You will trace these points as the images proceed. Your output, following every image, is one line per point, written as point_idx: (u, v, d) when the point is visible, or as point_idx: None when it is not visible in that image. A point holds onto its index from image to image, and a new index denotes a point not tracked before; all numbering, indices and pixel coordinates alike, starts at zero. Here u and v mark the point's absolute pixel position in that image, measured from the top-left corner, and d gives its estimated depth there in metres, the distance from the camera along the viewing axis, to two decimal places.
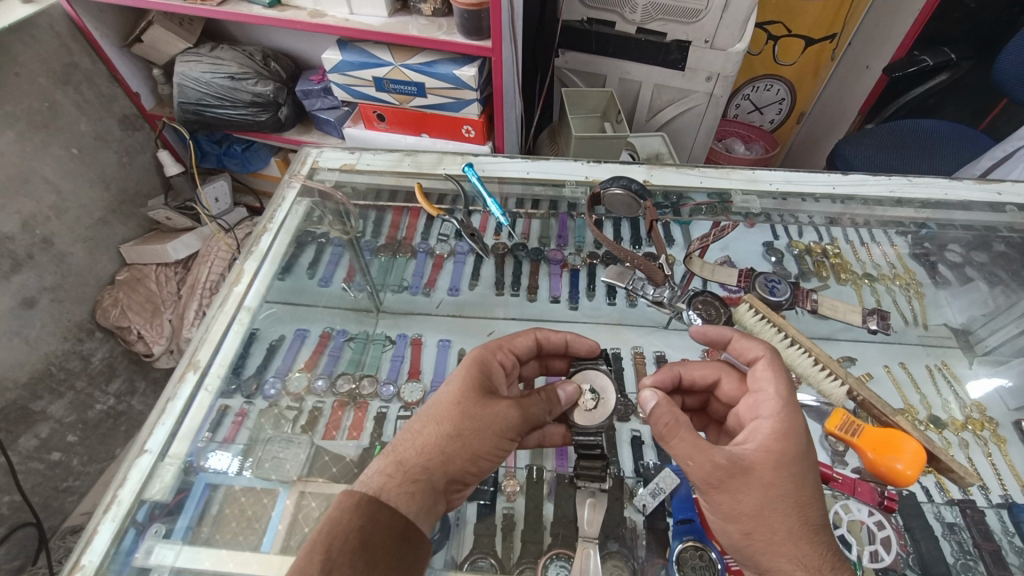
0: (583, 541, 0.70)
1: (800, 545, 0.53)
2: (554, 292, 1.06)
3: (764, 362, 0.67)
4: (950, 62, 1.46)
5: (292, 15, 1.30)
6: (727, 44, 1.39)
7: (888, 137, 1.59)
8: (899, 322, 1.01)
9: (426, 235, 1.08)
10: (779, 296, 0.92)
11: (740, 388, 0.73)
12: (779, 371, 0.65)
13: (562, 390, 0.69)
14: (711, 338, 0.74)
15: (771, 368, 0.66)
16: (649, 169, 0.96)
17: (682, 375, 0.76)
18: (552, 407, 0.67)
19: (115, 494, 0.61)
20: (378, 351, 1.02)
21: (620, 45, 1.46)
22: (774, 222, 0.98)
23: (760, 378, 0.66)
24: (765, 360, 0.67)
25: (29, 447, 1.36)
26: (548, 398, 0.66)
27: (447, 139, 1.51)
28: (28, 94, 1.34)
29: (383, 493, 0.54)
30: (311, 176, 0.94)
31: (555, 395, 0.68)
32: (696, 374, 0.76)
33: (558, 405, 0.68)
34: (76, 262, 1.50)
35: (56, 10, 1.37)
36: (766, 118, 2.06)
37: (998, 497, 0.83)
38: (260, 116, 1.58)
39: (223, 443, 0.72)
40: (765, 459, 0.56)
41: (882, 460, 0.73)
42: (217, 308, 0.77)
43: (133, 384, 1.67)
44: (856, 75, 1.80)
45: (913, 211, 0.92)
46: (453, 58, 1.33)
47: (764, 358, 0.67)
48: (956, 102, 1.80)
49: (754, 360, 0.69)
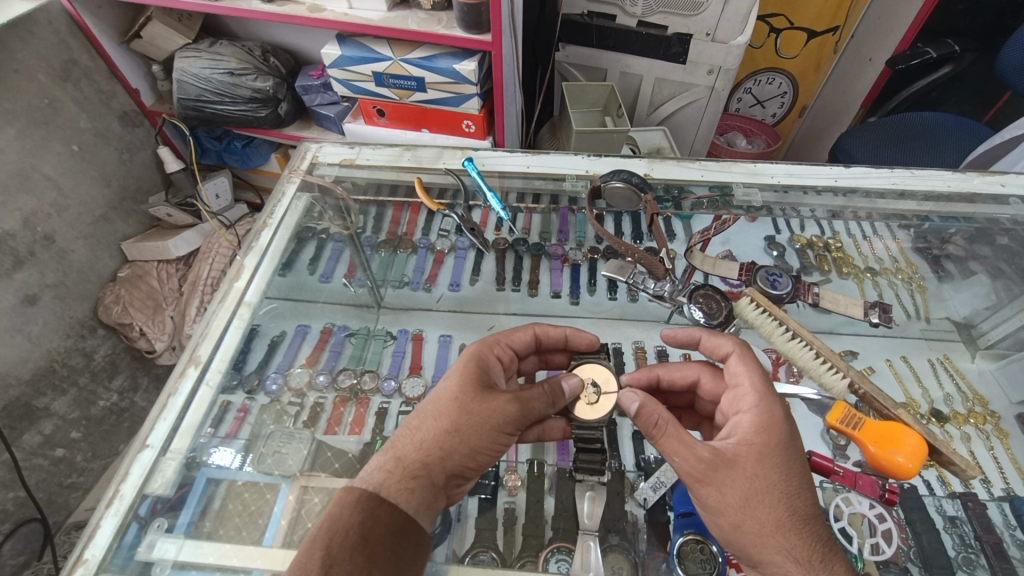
0: (583, 535, 0.71)
1: (789, 535, 0.53)
2: (554, 287, 1.05)
3: (735, 357, 0.67)
4: (953, 54, 1.45)
5: (291, 9, 1.30)
6: (729, 37, 1.38)
7: (890, 130, 1.58)
8: (901, 316, 1.01)
9: (427, 231, 1.07)
10: (780, 289, 0.92)
11: (718, 386, 0.72)
12: (752, 363, 0.66)
13: (565, 382, 0.69)
14: (684, 340, 0.76)
15: (743, 361, 0.66)
16: (650, 163, 0.96)
17: (662, 377, 0.77)
18: (553, 400, 0.66)
19: (117, 489, 0.61)
20: (379, 347, 1.01)
21: (621, 38, 1.45)
22: (775, 215, 0.99)
23: (735, 373, 0.66)
24: (736, 355, 0.67)
25: (33, 443, 1.36)
26: (548, 390, 0.66)
27: (448, 134, 1.51)
28: (27, 91, 1.34)
29: (383, 489, 0.54)
30: (310, 171, 0.94)
31: (558, 387, 0.67)
32: (676, 376, 0.76)
33: (563, 398, 0.68)
34: (77, 259, 1.50)
35: (55, 6, 1.37)
36: (767, 112, 2.05)
37: (1000, 490, 0.83)
38: (260, 112, 1.58)
39: (226, 438, 0.73)
40: (747, 452, 0.56)
41: (883, 454, 0.72)
42: (217, 303, 0.77)
43: (135, 381, 1.68)
44: (858, 68, 1.78)
45: (915, 204, 0.92)
46: (453, 51, 1.32)
47: (734, 353, 0.68)
48: (960, 94, 1.78)
49: (726, 356, 0.69)
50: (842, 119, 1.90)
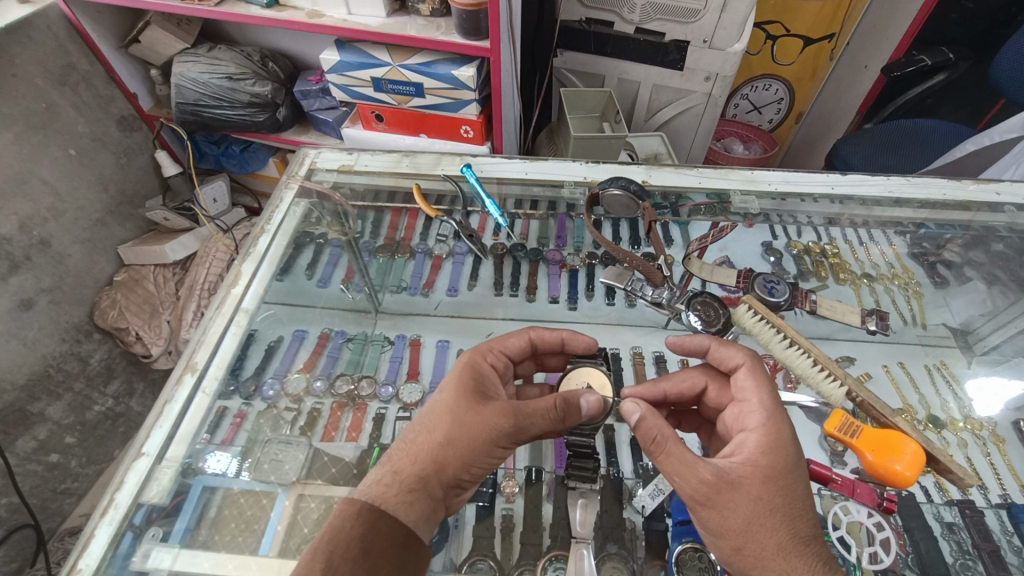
0: (576, 542, 0.69)
1: (791, 558, 0.52)
2: (553, 293, 1.05)
3: (745, 371, 0.67)
4: (948, 62, 1.46)
5: (290, 15, 1.30)
6: (726, 44, 1.39)
7: (886, 137, 1.59)
8: (897, 322, 1.01)
9: (425, 236, 1.08)
10: (778, 296, 0.92)
11: (725, 396, 0.73)
12: (761, 378, 0.66)
13: (583, 397, 0.65)
14: (690, 348, 0.75)
15: (752, 375, 0.66)
16: (648, 170, 0.97)
17: (668, 391, 0.76)
18: (559, 418, 0.63)
19: (112, 497, 0.61)
20: (377, 352, 1.00)
21: (619, 45, 1.46)
22: (773, 222, 0.99)
23: (743, 388, 0.66)
24: (746, 368, 0.67)
25: (27, 449, 1.35)
26: (550, 408, 0.62)
27: (447, 139, 1.51)
28: (25, 95, 1.34)
29: (381, 502, 0.54)
30: (309, 177, 0.94)
31: (573, 402, 0.64)
32: (682, 387, 0.76)
33: (575, 416, 0.64)
34: (73, 262, 1.50)
35: (53, 11, 1.37)
36: (765, 118, 2.06)
37: (998, 497, 0.83)
38: (258, 116, 1.58)
39: (223, 444, 0.73)
40: (752, 474, 0.56)
41: (881, 462, 0.72)
42: (214, 309, 0.77)
43: (131, 386, 1.67)
44: (855, 75, 1.79)
45: (912, 211, 0.93)
46: (452, 57, 1.33)
47: (745, 366, 0.68)
48: (954, 101, 1.80)
49: (735, 368, 0.69)
50: (840, 124, 1.91)
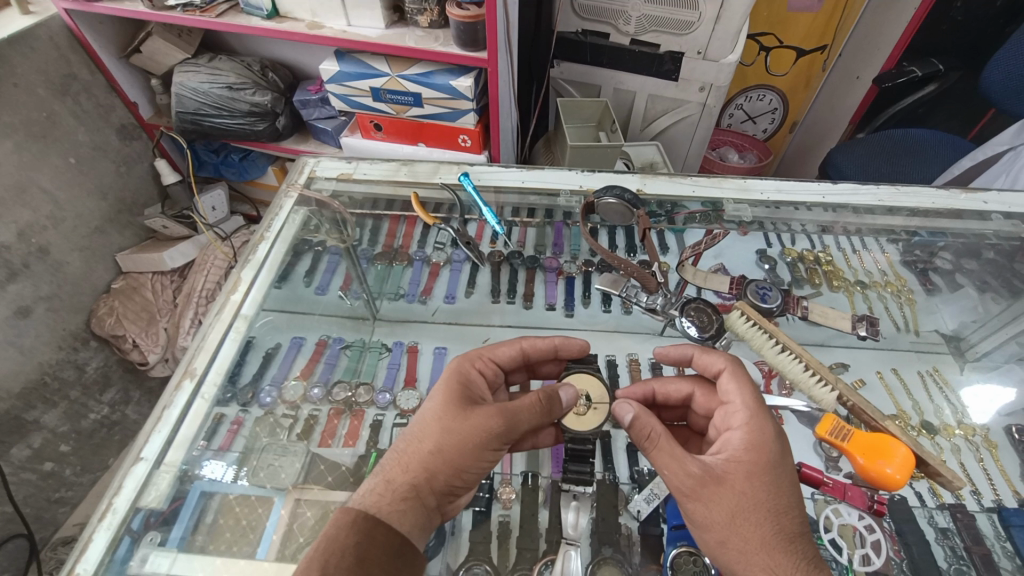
0: (565, 544, 0.70)
1: (774, 554, 0.53)
2: (550, 300, 1.06)
3: (727, 374, 0.68)
4: (938, 73, 1.49)
5: (290, 26, 1.32)
6: (720, 55, 1.41)
7: (877, 146, 1.61)
8: (890, 329, 1.02)
9: (423, 243, 1.08)
10: (770, 302, 0.93)
11: (712, 402, 0.73)
12: (743, 380, 0.66)
13: (562, 391, 0.68)
14: (674, 358, 0.77)
15: (735, 379, 0.67)
16: (643, 179, 0.98)
17: (656, 391, 0.78)
18: (543, 412, 0.64)
19: (110, 503, 0.61)
20: (374, 359, 1.01)
21: (615, 55, 1.48)
22: (766, 230, 1.02)
23: (727, 391, 0.67)
24: (727, 372, 0.68)
25: (22, 457, 1.35)
26: (536, 403, 0.64)
27: (445, 148, 1.53)
28: (25, 104, 1.35)
29: (375, 511, 0.55)
30: (308, 186, 0.96)
31: (554, 396, 0.66)
32: (670, 389, 0.77)
33: (559, 408, 0.66)
34: (71, 270, 1.50)
35: (55, 22, 1.39)
36: (758, 127, 2.08)
37: (990, 501, 0.84)
38: (258, 125, 1.59)
39: (219, 451, 0.73)
40: (736, 469, 0.57)
41: (871, 465, 0.73)
42: (213, 316, 0.78)
43: (127, 394, 1.66)
44: (847, 86, 1.84)
45: (902, 219, 0.95)
46: (450, 68, 1.35)
47: (727, 370, 0.69)
48: (945, 111, 1.84)
49: (718, 373, 0.70)
50: (833, 133, 1.96)
